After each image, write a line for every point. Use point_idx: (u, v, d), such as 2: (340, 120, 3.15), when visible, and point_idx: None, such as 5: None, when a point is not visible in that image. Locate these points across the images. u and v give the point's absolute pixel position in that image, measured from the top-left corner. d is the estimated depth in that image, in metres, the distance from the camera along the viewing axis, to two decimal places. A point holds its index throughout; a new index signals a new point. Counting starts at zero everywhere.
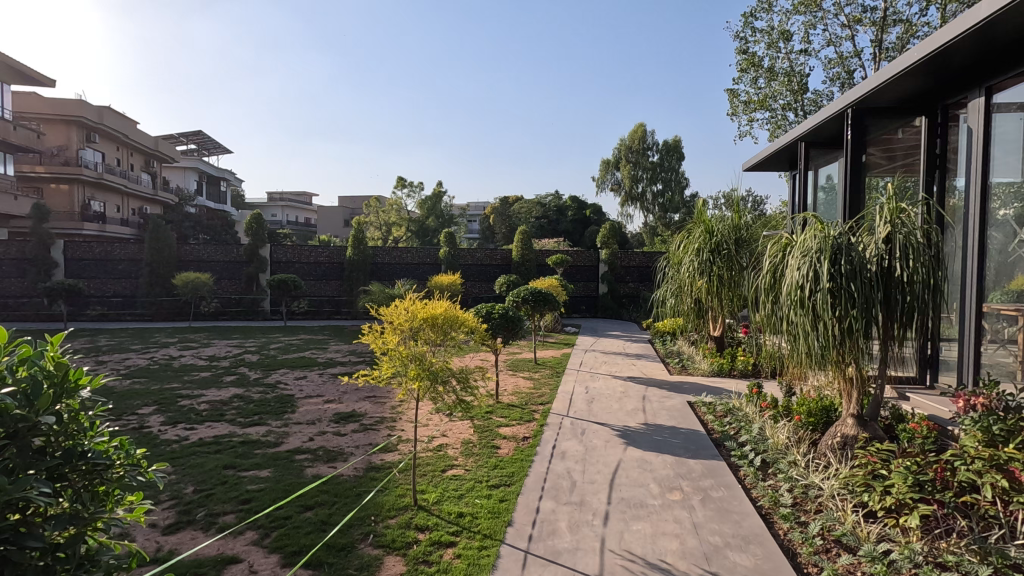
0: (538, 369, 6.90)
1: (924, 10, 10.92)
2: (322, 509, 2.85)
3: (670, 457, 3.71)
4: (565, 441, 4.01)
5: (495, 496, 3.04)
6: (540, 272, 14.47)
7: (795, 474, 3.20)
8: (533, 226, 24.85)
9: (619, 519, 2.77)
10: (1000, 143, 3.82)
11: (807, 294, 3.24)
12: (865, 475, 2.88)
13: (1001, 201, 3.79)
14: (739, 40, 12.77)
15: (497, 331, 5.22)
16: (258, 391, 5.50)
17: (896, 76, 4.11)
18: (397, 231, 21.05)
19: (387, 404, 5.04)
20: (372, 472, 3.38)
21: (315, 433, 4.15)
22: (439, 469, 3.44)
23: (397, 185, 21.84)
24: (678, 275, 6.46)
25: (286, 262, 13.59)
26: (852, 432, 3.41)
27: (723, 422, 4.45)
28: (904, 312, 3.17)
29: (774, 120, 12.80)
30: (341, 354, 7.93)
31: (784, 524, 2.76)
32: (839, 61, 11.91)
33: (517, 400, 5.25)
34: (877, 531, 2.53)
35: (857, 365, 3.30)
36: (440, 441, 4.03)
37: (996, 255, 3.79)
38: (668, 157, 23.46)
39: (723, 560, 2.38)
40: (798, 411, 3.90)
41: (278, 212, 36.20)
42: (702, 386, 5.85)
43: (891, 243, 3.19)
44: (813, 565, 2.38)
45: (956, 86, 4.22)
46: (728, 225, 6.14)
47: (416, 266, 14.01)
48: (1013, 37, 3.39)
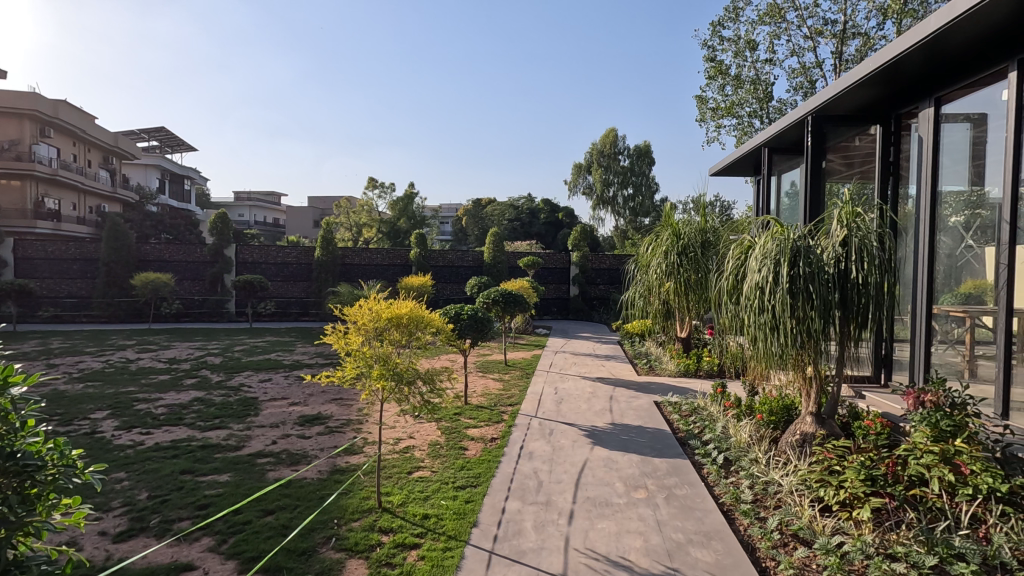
0: (508, 370, 6.90)
1: (881, 25, 11.38)
2: (283, 513, 2.78)
3: (636, 456, 3.75)
4: (533, 442, 4.02)
5: (461, 497, 3.03)
6: (512, 274, 14.50)
7: (756, 472, 3.27)
8: (505, 229, 24.90)
9: (584, 518, 2.78)
10: (948, 152, 4.00)
11: (766, 294, 3.33)
12: (822, 471, 2.97)
13: (953, 208, 3.94)
14: (707, 48, 13.07)
15: (467, 332, 5.18)
16: (219, 394, 5.36)
17: (852, 85, 4.26)
18: (367, 232, 20.81)
19: (354, 406, 4.96)
20: (336, 475, 3.32)
21: (278, 436, 4.06)
22: (404, 471, 3.41)
23: (368, 186, 21.55)
24: (647, 276, 6.55)
25: (252, 262, 13.30)
26: (810, 429, 3.51)
27: (688, 421, 4.53)
28: (859, 313, 3.28)
29: (740, 127, 13.12)
30: (307, 356, 7.78)
31: (744, 520, 2.82)
32: (803, 71, 12.29)
33: (486, 401, 5.24)
34: (831, 524, 2.61)
35: (815, 364, 3.40)
36: (407, 442, 3.99)
37: (947, 258, 3.96)
38: (639, 161, 23.79)
39: (685, 557, 2.42)
40: (760, 410, 4.00)
41: (245, 212, 35.44)
42: (669, 387, 5.94)
43: (847, 246, 3.29)
44: (771, 559, 2.44)
45: (909, 96, 4.39)
46: (694, 229, 6.26)
47: (386, 267, 13.86)
48: (959, 52, 3.58)
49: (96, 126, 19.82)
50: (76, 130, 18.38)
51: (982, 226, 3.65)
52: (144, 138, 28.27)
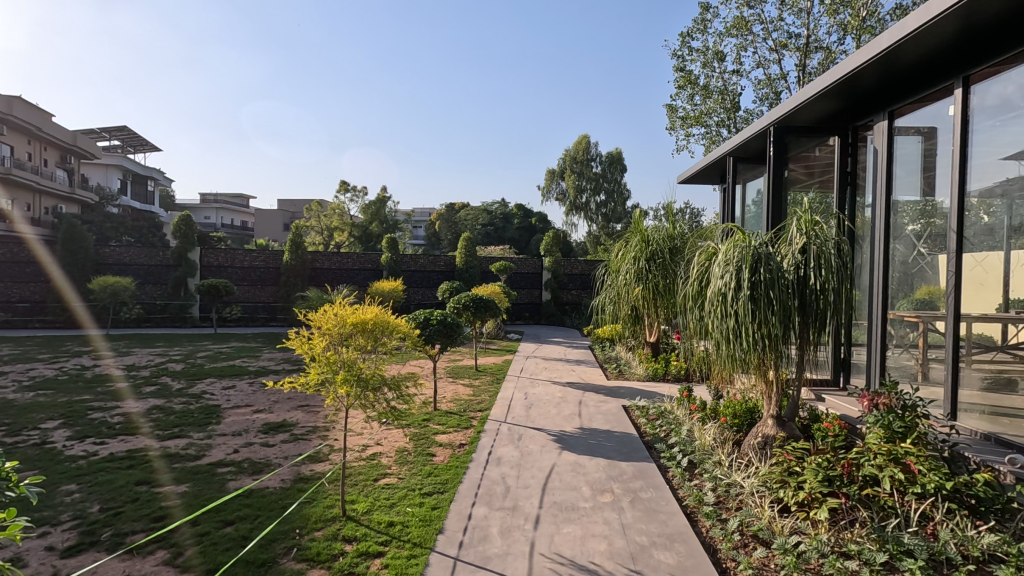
0: (479, 375, 6.89)
1: (842, 40, 11.83)
2: (243, 523, 2.72)
3: (603, 460, 3.79)
4: (501, 447, 4.01)
5: (427, 503, 3.01)
6: (484, 279, 14.51)
7: (718, 474, 3.34)
8: (479, 234, 24.92)
9: (550, 523, 2.80)
10: (902, 163, 4.18)
11: (729, 299, 3.41)
12: (781, 472, 3.05)
13: (908, 217, 4.09)
14: (677, 58, 13.37)
15: (436, 338, 5.14)
16: (180, 402, 5.20)
17: (812, 98, 4.41)
18: (339, 236, 20.48)
19: (320, 413, 4.89)
20: (300, 484, 3.26)
21: (240, 444, 3.97)
22: (370, 478, 3.37)
23: (340, 189, 21.24)
24: (617, 282, 6.64)
25: (218, 266, 12.99)
26: (771, 432, 3.59)
27: (654, 425, 4.60)
28: (817, 318, 3.40)
29: (709, 136, 13.44)
30: (274, 362, 7.62)
31: (707, 521, 2.87)
32: (768, 82, 12.67)
33: (456, 407, 5.22)
34: (789, 525, 2.68)
35: (776, 368, 3.50)
36: (374, 449, 3.95)
37: (900, 265, 4.13)
38: (611, 168, 24.11)
39: (648, 559, 2.45)
40: (724, 413, 4.10)
41: (211, 215, 34.66)
42: (638, 391, 6.02)
43: (806, 253, 3.40)
44: (731, 560, 2.49)
45: (865, 109, 4.57)
46: (663, 235, 6.37)
47: (357, 272, 13.69)
48: (911, 69, 3.74)
49: (54, 125, 19.10)
50: (31, 128, 17.65)
51: (933, 234, 3.80)
52: (104, 136, 27.33)
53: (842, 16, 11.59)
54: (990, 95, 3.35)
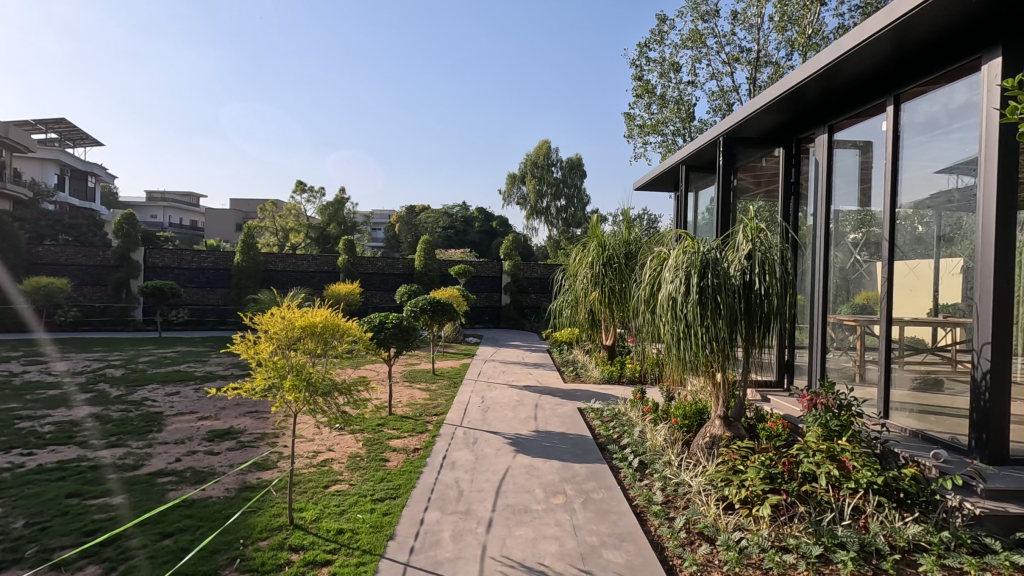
0: (436, 379, 6.83)
1: (790, 55, 12.38)
2: (183, 535, 2.61)
3: (557, 462, 3.83)
4: (456, 451, 4.00)
5: (379, 509, 2.96)
6: (443, 282, 14.43)
7: (668, 474, 3.42)
8: (439, 237, 24.78)
9: (502, 525, 2.81)
10: (840, 175, 4.40)
11: (678, 303, 3.52)
12: (726, 471, 3.15)
13: (846, 225, 4.32)
14: (635, 68, 13.72)
15: (391, 341, 5.07)
16: (119, 409, 4.95)
17: (759, 110, 4.60)
18: (294, 237, 19.94)
19: (270, 419, 4.75)
20: (245, 492, 3.15)
21: (183, 453, 3.81)
22: (321, 485, 3.29)
23: (296, 189, 20.70)
24: (575, 285, 6.74)
25: (163, 267, 12.46)
26: (718, 432, 3.71)
27: (608, 426, 4.68)
28: (763, 321, 3.53)
29: (665, 144, 13.81)
30: (222, 367, 7.36)
31: (655, 520, 2.94)
32: (721, 94, 13.14)
33: (412, 411, 5.16)
34: (734, 521, 2.77)
35: (723, 370, 3.61)
36: (325, 455, 3.86)
37: (839, 272, 4.35)
38: (572, 174, 24.45)
39: (597, 559, 2.49)
40: (675, 414, 4.21)
41: (158, 214, 33.22)
42: (594, 393, 6.11)
43: (752, 259, 3.54)
44: (677, 557, 2.56)
45: (807, 122, 4.81)
46: (619, 240, 6.49)
47: (312, 274, 13.35)
48: (849, 84, 3.95)
49: None
50: None
51: (869, 242, 4.03)
52: (41, 129, 25.85)
53: (790, 32, 12.13)
54: (918, 113, 3.58)
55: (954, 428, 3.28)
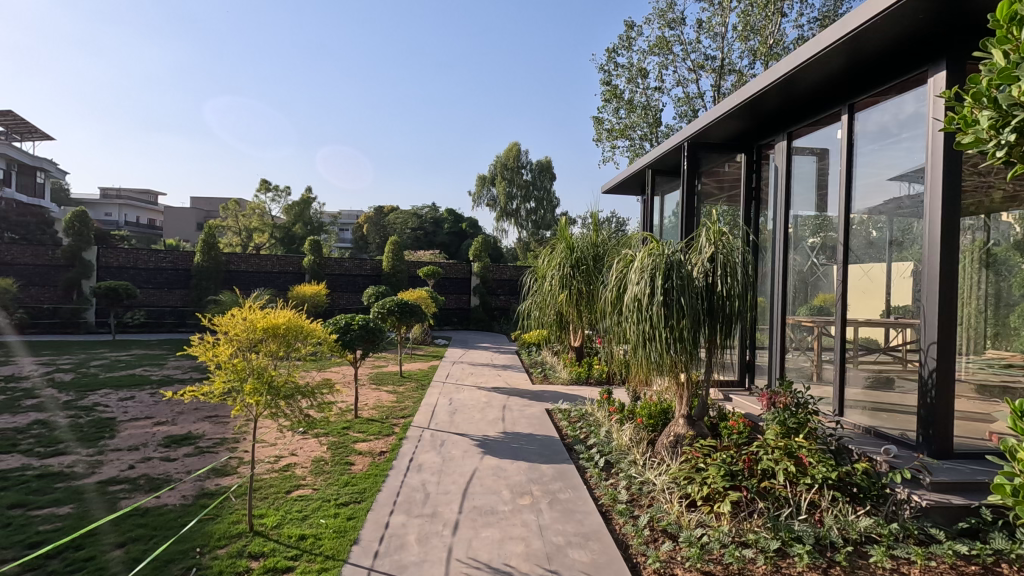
0: (404, 382, 6.76)
1: (753, 64, 12.74)
2: (135, 545, 2.51)
3: (524, 463, 3.84)
4: (423, 454, 3.97)
5: (342, 514, 2.91)
6: (412, 284, 14.30)
7: (633, 473, 3.47)
8: (408, 238, 24.56)
9: (468, 527, 2.80)
10: (799, 181, 4.56)
11: (643, 304, 3.58)
12: (689, 469, 3.22)
13: (804, 229, 4.46)
14: (603, 73, 13.90)
15: (357, 343, 4.99)
16: (68, 416, 4.73)
17: (721, 116, 4.72)
18: (258, 237, 19.43)
19: (231, 424, 4.62)
20: (203, 500, 3.05)
21: (137, 460, 3.67)
22: (283, 491, 3.22)
23: (260, 188, 20.20)
24: (543, 287, 6.79)
25: (118, 267, 11.98)
26: (682, 430, 3.78)
27: (575, 427, 4.72)
28: (726, 322, 3.62)
29: (633, 149, 14.03)
30: (180, 371, 7.11)
31: (620, 519, 2.98)
32: (687, 100, 13.43)
33: (378, 414, 5.10)
34: (696, 518, 2.83)
35: (688, 371, 3.68)
36: (287, 460, 3.78)
37: (798, 274, 4.50)
38: (541, 176, 24.59)
39: (563, 558, 2.50)
40: (641, 414, 4.28)
41: (113, 212, 31.95)
42: (561, 394, 6.16)
43: (714, 261, 3.62)
44: (641, 554, 2.59)
45: (767, 129, 4.96)
46: (587, 242, 6.56)
47: (276, 275, 13.03)
48: (808, 93, 4.09)
49: None
50: None
51: (825, 246, 4.18)
52: None
53: (752, 42, 12.48)
54: (870, 123, 3.74)
55: (903, 424, 3.42)
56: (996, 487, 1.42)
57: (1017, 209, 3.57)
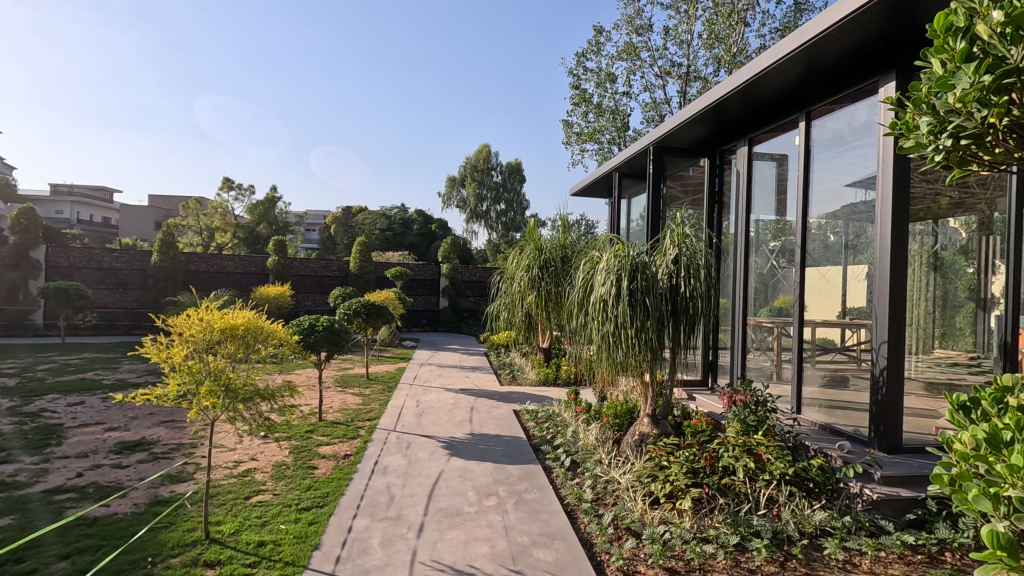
0: (370, 384, 6.66)
1: (717, 72, 13.06)
2: (82, 556, 2.40)
3: (491, 464, 3.83)
4: (388, 456, 3.92)
5: (304, 519, 2.85)
6: (380, 285, 14.13)
7: (598, 472, 3.50)
8: (376, 239, 24.27)
9: (433, 529, 2.77)
10: (759, 185, 4.69)
11: (610, 305, 3.62)
12: (653, 467, 3.27)
13: (764, 232, 4.59)
14: (573, 76, 14.04)
15: (321, 345, 4.90)
16: (11, 422, 4.49)
17: (686, 122, 4.82)
18: (220, 237, 18.87)
19: (188, 429, 4.47)
20: (156, 507, 2.94)
21: (86, 467, 3.51)
22: (242, 496, 3.13)
23: (222, 186, 19.65)
24: (512, 288, 6.81)
25: (68, 267, 11.48)
26: (646, 429, 3.84)
27: (542, 427, 4.74)
28: (689, 322, 3.69)
29: (601, 152, 14.19)
30: (134, 374, 6.84)
31: (585, 517, 3.00)
32: (654, 106, 13.68)
33: (343, 417, 5.01)
34: (659, 515, 2.87)
35: (652, 370, 3.73)
36: (247, 465, 3.68)
37: (758, 276, 4.63)
38: (511, 178, 24.66)
39: (528, 558, 2.50)
40: (607, 413, 4.33)
41: (65, 210, 30.59)
42: (529, 395, 6.17)
43: (678, 263, 3.69)
44: (605, 552, 2.61)
45: (729, 135, 5.10)
46: (555, 244, 6.60)
47: (238, 276, 12.67)
48: (767, 101, 4.22)
49: None
50: None
51: (784, 250, 4.31)
52: None
53: (717, 50, 12.80)
54: (826, 129, 3.88)
55: (857, 420, 3.55)
56: (936, 475, 1.53)
57: (964, 215, 3.70)
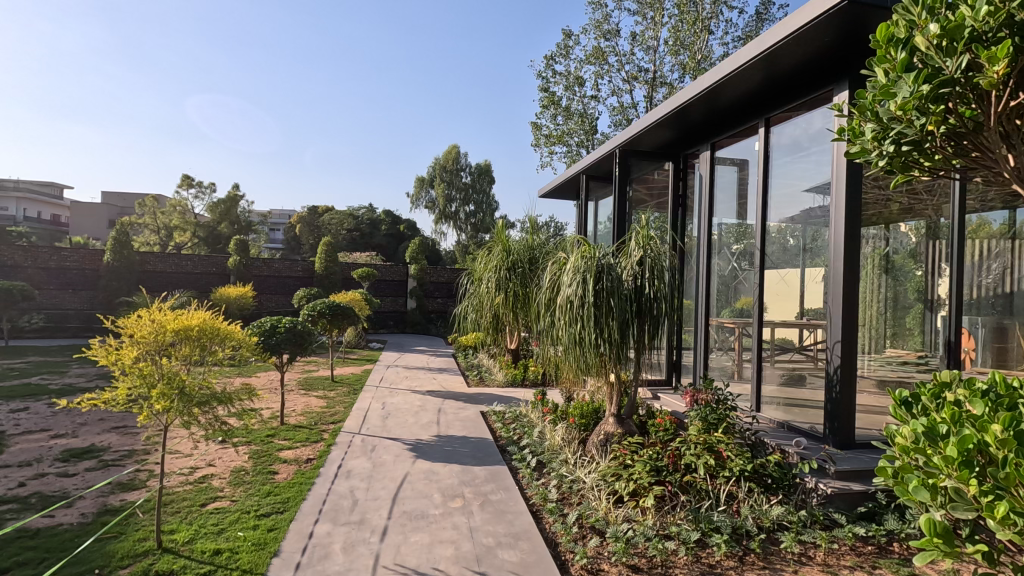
0: (335, 386, 6.54)
1: (682, 78, 13.34)
2: (21, 570, 2.28)
3: (457, 466, 3.81)
4: (353, 460, 3.85)
5: (263, 525, 2.78)
6: (346, 286, 13.90)
7: (564, 472, 3.52)
8: (343, 239, 23.88)
9: (397, 533, 2.74)
10: (721, 189, 4.80)
11: (576, 306, 3.65)
12: (617, 466, 3.30)
13: (726, 235, 4.70)
14: (542, 79, 14.12)
15: (283, 347, 4.78)
16: None
17: (651, 126, 4.90)
18: (179, 236, 18.24)
19: (141, 435, 4.29)
20: (105, 517, 2.82)
21: (29, 477, 3.34)
22: (197, 504, 3.03)
23: (181, 184, 19.02)
24: (479, 290, 6.79)
25: (13, 266, 10.93)
26: (611, 429, 3.88)
27: (509, 428, 4.74)
28: (653, 323, 3.75)
29: (570, 155, 14.30)
30: (84, 379, 6.54)
31: (550, 517, 3.01)
32: (621, 110, 13.88)
33: (306, 421, 4.90)
34: (622, 513, 2.90)
35: (617, 370, 3.78)
36: (204, 471, 3.56)
37: (721, 278, 4.74)
38: (480, 180, 24.63)
39: (492, 559, 2.50)
40: (573, 413, 4.37)
41: (10, 206, 29.09)
42: (496, 397, 6.16)
43: (643, 264, 3.74)
44: (569, 552, 2.62)
45: (693, 140, 5.21)
46: (523, 245, 6.61)
47: (197, 277, 12.27)
48: (730, 107, 4.32)
49: None
50: None
51: (745, 252, 4.42)
52: None
53: (682, 57, 13.07)
54: (784, 135, 4.00)
55: (813, 418, 3.68)
56: (880, 468, 1.60)
57: (913, 220, 3.82)
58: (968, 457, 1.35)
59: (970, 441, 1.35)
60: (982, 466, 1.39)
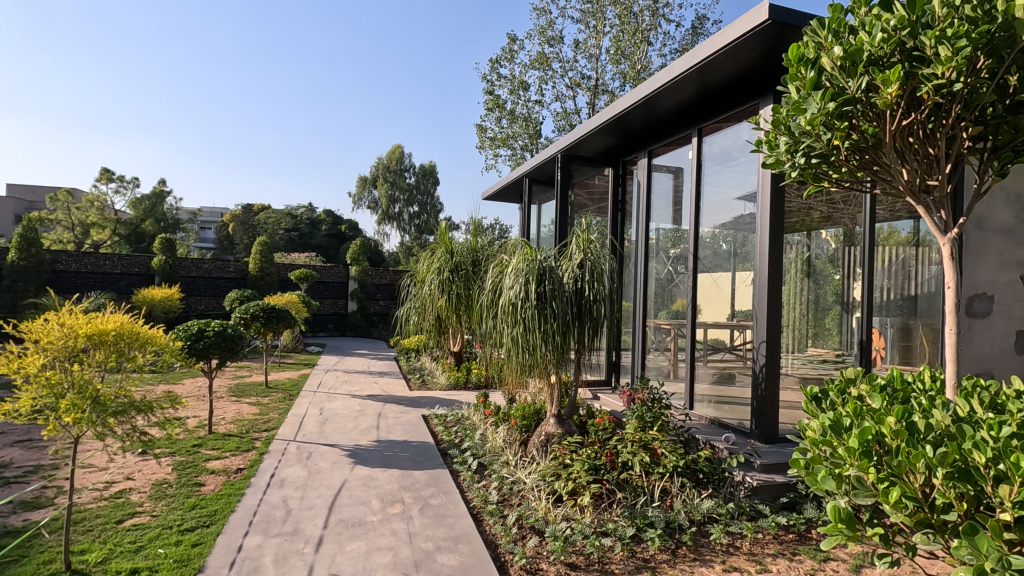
0: (269, 392, 6.29)
1: (623, 87, 13.72)
2: None
3: (396, 471, 3.74)
4: (287, 468, 3.71)
5: (187, 541, 2.63)
6: (282, 287, 13.39)
7: (505, 473, 3.53)
8: (280, 240, 22.99)
9: (332, 542, 2.66)
10: (658, 195, 4.97)
11: (518, 307, 3.66)
12: (557, 466, 3.35)
13: (663, 240, 4.87)
14: (486, 82, 14.14)
15: (211, 351, 4.54)
16: None
17: (591, 131, 5.01)
18: (97, 234, 16.86)
19: (49, 449, 3.96)
20: (4, 540, 2.58)
21: None
22: (113, 521, 2.83)
23: (99, 178, 17.71)
24: (421, 292, 6.70)
25: None
26: (552, 430, 3.94)
27: (451, 431, 4.70)
28: (593, 325, 3.82)
29: (514, 158, 14.41)
30: None
31: (490, 519, 3.01)
32: (564, 116, 14.13)
33: (236, 429, 4.68)
34: (561, 513, 2.94)
35: (558, 371, 3.83)
36: (121, 486, 3.33)
37: (657, 281, 4.91)
38: (425, 181, 24.38)
39: (431, 564, 2.47)
40: (515, 415, 4.40)
41: None
42: (438, 400, 6.10)
43: (583, 267, 3.81)
44: (509, 553, 2.63)
45: (631, 146, 5.37)
46: (466, 247, 6.60)
47: (116, 278, 11.49)
48: (665, 115, 4.49)
49: None
50: None
51: (679, 256, 4.61)
52: None
53: (623, 66, 13.46)
54: (715, 145, 4.20)
55: (741, 414, 3.88)
56: (793, 459, 1.71)
57: (832, 228, 4.13)
58: (867, 447, 1.47)
59: (869, 433, 1.46)
60: (880, 454, 1.51)
